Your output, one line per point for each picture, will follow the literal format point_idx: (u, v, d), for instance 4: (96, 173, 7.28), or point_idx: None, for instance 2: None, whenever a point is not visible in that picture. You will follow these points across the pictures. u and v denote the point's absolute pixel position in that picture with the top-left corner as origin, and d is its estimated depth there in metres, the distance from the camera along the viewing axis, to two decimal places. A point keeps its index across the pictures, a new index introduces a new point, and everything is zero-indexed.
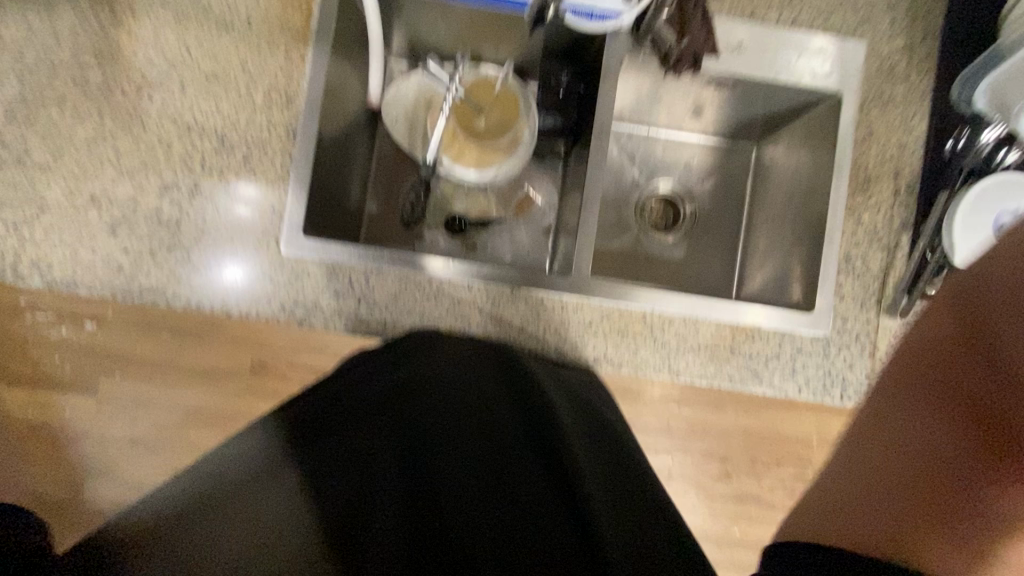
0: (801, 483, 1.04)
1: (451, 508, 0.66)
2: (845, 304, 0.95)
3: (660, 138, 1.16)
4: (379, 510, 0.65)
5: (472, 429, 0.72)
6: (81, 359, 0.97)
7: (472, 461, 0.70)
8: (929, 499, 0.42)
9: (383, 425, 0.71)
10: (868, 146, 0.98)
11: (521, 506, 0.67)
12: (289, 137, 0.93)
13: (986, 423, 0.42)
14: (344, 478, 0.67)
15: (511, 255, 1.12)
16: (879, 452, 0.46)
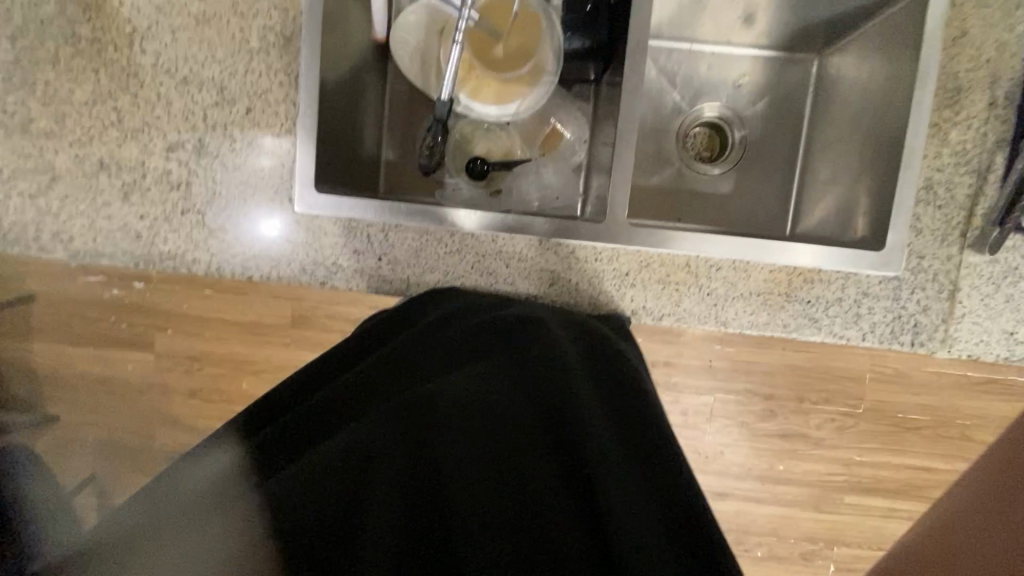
0: (851, 420, 0.96)
1: (454, 499, 0.60)
2: (921, 240, 0.83)
3: (705, 54, 1.01)
4: (376, 509, 0.59)
5: (469, 404, 0.65)
6: (128, 316, 0.99)
7: (485, 457, 0.62)
8: None
9: (373, 416, 0.65)
10: (960, 49, 0.81)
11: (541, 511, 0.60)
12: (291, 83, 0.85)
13: None
14: (334, 476, 0.59)
15: (539, 200, 1.04)
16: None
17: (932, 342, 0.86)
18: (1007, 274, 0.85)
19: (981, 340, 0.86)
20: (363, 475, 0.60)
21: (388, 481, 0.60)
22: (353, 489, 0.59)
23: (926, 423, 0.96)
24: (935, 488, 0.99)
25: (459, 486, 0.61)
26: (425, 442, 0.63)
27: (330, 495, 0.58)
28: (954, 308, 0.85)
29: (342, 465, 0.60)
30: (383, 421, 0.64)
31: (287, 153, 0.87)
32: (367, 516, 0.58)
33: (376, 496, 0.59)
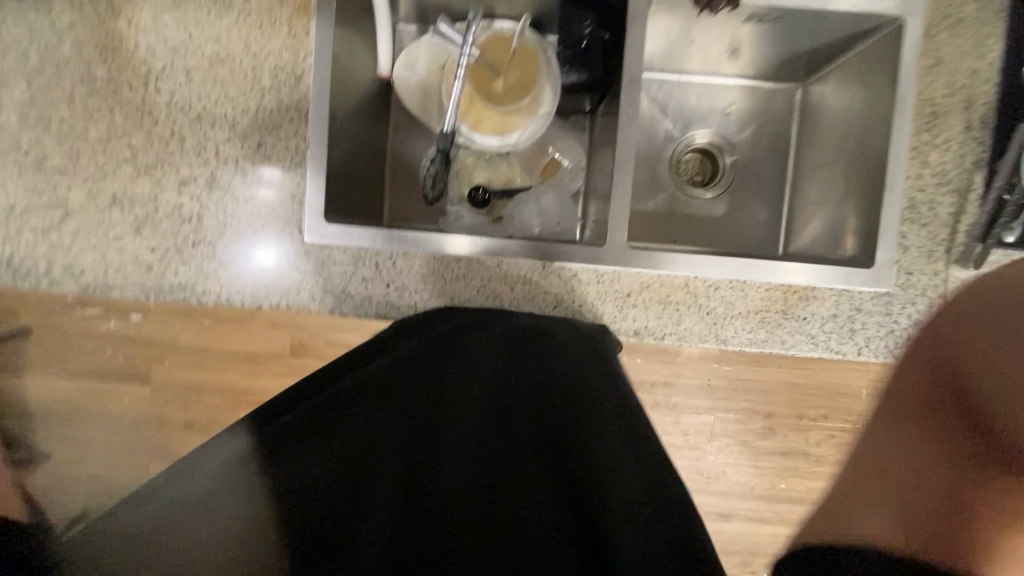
0: (849, 436, 0.96)
1: (447, 510, 0.63)
2: (909, 256, 0.87)
3: (694, 85, 1.07)
4: (373, 517, 0.63)
5: (466, 420, 0.68)
6: (114, 346, 0.95)
7: (475, 474, 0.65)
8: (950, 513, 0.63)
9: (370, 424, 0.67)
10: (934, 77, 0.86)
11: (526, 525, 0.62)
12: (301, 118, 0.88)
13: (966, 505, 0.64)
14: (334, 487, 0.64)
15: (540, 225, 1.07)
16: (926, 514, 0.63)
17: None
18: None
19: None
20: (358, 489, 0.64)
21: (382, 494, 0.64)
22: (350, 502, 0.64)
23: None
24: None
25: (449, 499, 0.64)
26: (420, 456, 0.66)
27: (328, 507, 0.63)
28: None
29: (341, 477, 0.64)
30: (381, 432, 0.67)
31: (297, 184, 0.89)
32: (361, 526, 0.62)
33: (370, 508, 0.63)
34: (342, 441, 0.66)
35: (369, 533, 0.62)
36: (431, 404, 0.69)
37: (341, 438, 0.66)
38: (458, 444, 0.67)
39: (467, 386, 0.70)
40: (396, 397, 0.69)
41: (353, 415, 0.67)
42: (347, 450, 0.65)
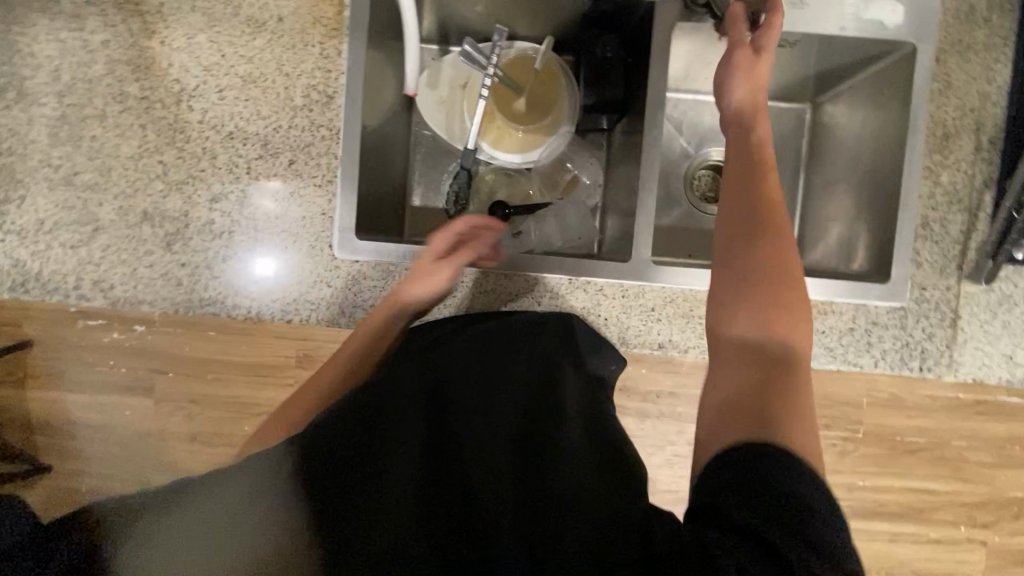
0: (851, 445, 0.97)
1: (473, 476, 0.55)
2: (922, 272, 0.90)
3: (709, 103, 1.09)
4: (394, 484, 0.54)
5: (491, 389, 0.62)
6: (131, 361, 0.95)
7: (508, 440, 0.58)
8: (773, 301, 0.64)
9: (392, 387, 0.60)
10: (945, 100, 0.89)
11: (566, 491, 0.53)
12: (333, 136, 0.90)
13: (770, 362, 0.61)
14: (353, 451, 0.54)
15: (562, 241, 1.08)
16: (755, 374, 0.60)
17: (938, 367, 0.91)
18: (1002, 302, 0.90)
19: (983, 365, 0.91)
20: (384, 441, 0.55)
21: (410, 450, 0.55)
22: (373, 445, 0.55)
23: (922, 445, 0.97)
24: (939, 512, 1.00)
25: (479, 462, 0.55)
26: (449, 398, 0.60)
27: (349, 461, 0.54)
28: (957, 334, 0.90)
29: (365, 431, 0.55)
30: (399, 390, 0.59)
31: (327, 201, 0.91)
32: (383, 488, 0.53)
33: (394, 466, 0.54)
34: (371, 393, 0.59)
35: (393, 495, 0.53)
36: (452, 375, 0.63)
37: (369, 392, 0.59)
38: (485, 404, 0.60)
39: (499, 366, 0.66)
40: (422, 366, 0.64)
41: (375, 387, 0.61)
42: (373, 400, 0.58)
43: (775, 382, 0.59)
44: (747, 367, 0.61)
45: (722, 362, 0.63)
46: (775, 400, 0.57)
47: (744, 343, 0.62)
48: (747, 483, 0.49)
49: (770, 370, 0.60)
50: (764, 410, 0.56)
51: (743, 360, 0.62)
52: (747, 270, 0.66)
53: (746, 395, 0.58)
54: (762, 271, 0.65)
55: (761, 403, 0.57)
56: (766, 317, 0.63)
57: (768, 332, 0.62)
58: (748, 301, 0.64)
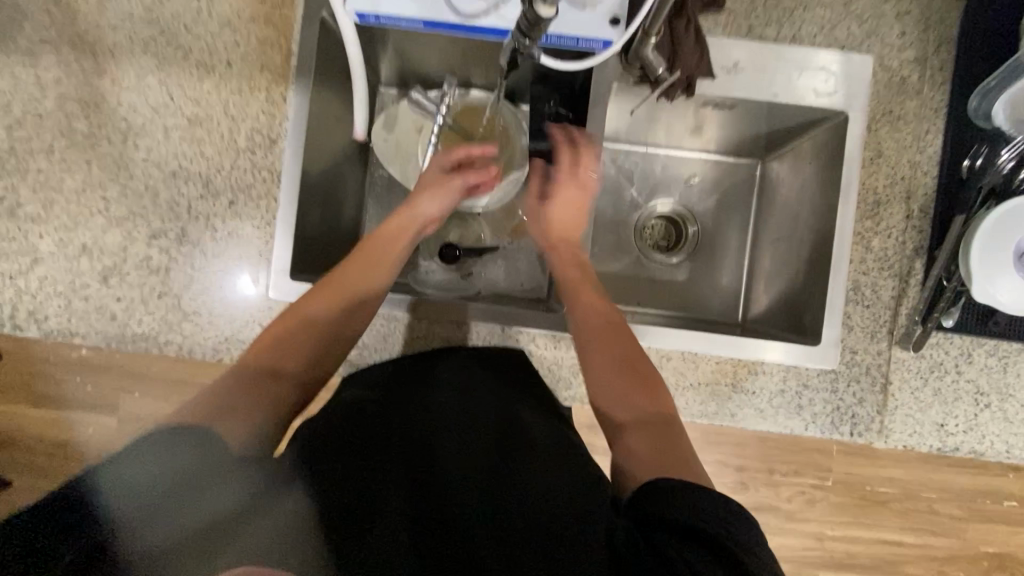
0: (820, 492, 0.97)
1: (457, 502, 0.60)
2: (854, 336, 0.90)
3: (659, 155, 1.11)
4: (385, 510, 0.58)
5: (470, 431, 0.68)
6: (64, 391, 0.95)
7: (479, 479, 0.62)
8: (635, 364, 0.71)
9: (383, 429, 0.67)
10: (877, 168, 0.91)
11: (541, 519, 0.57)
12: (274, 179, 0.92)
13: (653, 413, 0.65)
14: (348, 479, 0.59)
15: (507, 283, 1.08)
16: (646, 430, 0.63)
17: (869, 433, 0.90)
18: (933, 369, 0.90)
19: (915, 432, 0.91)
20: (371, 484, 0.60)
21: (393, 498, 0.59)
22: (367, 477, 0.60)
23: (893, 495, 0.96)
24: (911, 564, 0.99)
25: (455, 503, 0.60)
26: (431, 441, 0.66)
27: (348, 494, 0.58)
28: (888, 400, 0.90)
29: (358, 465, 0.61)
30: (390, 430, 0.67)
31: (265, 242, 0.92)
32: (378, 519, 0.57)
33: (384, 510, 0.58)
34: (352, 433, 0.64)
35: (384, 530, 0.56)
36: (434, 416, 0.70)
37: (349, 430, 0.65)
38: (467, 446, 0.66)
39: (455, 400, 0.73)
40: (390, 411, 0.70)
41: (369, 424, 0.67)
42: (354, 441, 0.63)
43: (662, 427, 0.63)
44: (634, 428, 0.64)
45: (625, 441, 0.63)
46: (670, 441, 0.61)
47: (626, 411, 0.66)
48: (702, 501, 0.49)
49: (654, 422, 0.64)
50: (663, 457, 0.59)
51: (630, 423, 0.65)
52: (618, 364, 0.70)
53: (652, 456, 0.59)
54: (629, 358, 0.71)
55: (655, 449, 0.60)
56: (644, 382, 0.69)
57: (645, 404, 0.66)
58: (630, 375, 0.69)
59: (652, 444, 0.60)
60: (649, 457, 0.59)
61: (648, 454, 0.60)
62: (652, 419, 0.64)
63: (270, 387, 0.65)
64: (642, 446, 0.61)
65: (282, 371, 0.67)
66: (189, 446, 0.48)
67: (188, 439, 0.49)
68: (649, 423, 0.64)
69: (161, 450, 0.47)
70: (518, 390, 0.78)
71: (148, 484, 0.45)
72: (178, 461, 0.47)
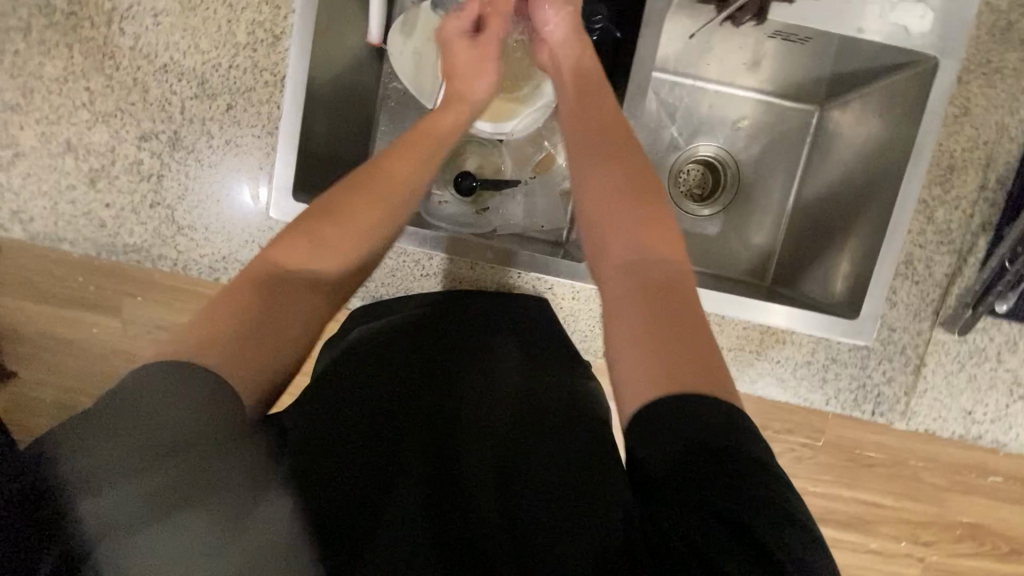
0: (809, 451, 0.94)
1: (473, 470, 0.52)
2: (895, 312, 0.84)
3: (709, 91, 0.99)
4: (396, 486, 0.51)
5: (488, 396, 0.61)
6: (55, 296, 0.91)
7: (492, 441, 0.55)
8: (644, 220, 0.63)
9: (397, 394, 0.59)
10: (958, 128, 0.81)
11: (559, 494, 0.50)
12: (278, 83, 0.82)
13: (662, 282, 0.59)
14: (354, 455, 0.52)
15: (524, 222, 0.97)
16: (652, 300, 0.58)
17: (892, 413, 0.86)
18: (973, 354, 0.85)
19: (939, 416, 0.87)
20: (376, 454, 0.53)
21: (403, 466, 0.52)
22: (376, 449, 0.53)
23: (879, 459, 0.94)
24: (885, 525, 0.97)
25: (468, 470, 0.53)
26: (449, 407, 0.59)
27: (354, 464, 0.51)
28: (917, 381, 0.85)
29: (368, 435, 0.54)
30: (404, 394, 0.60)
31: (266, 154, 0.83)
32: (388, 496, 0.50)
33: (394, 484, 0.51)
34: (357, 403, 0.57)
35: (398, 510, 0.49)
36: (453, 382, 0.63)
37: (353, 400, 0.57)
38: (484, 411, 0.59)
39: (474, 365, 0.66)
40: (406, 373, 0.63)
41: (381, 391, 0.59)
42: (361, 413, 0.56)
43: (671, 294, 0.58)
44: (641, 301, 0.58)
45: (625, 320, 0.57)
46: (678, 311, 0.56)
47: (629, 278, 0.60)
48: (689, 435, 0.47)
49: (661, 287, 0.58)
50: (670, 335, 0.54)
51: (633, 293, 0.59)
52: (622, 224, 0.64)
53: (650, 345, 0.54)
54: (637, 212, 0.64)
55: (659, 326, 0.55)
56: (652, 241, 0.62)
57: (654, 267, 0.60)
58: (637, 237, 0.63)
59: (655, 326, 0.55)
60: (659, 337, 0.54)
61: (654, 334, 0.55)
62: (659, 286, 0.59)
63: (287, 312, 0.56)
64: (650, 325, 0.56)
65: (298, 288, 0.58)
66: (154, 491, 0.40)
67: (144, 478, 0.40)
68: (656, 292, 0.58)
69: (123, 507, 0.39)
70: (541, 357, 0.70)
71: (132, 550, 0.39)
72: (151, 518, 0.40)
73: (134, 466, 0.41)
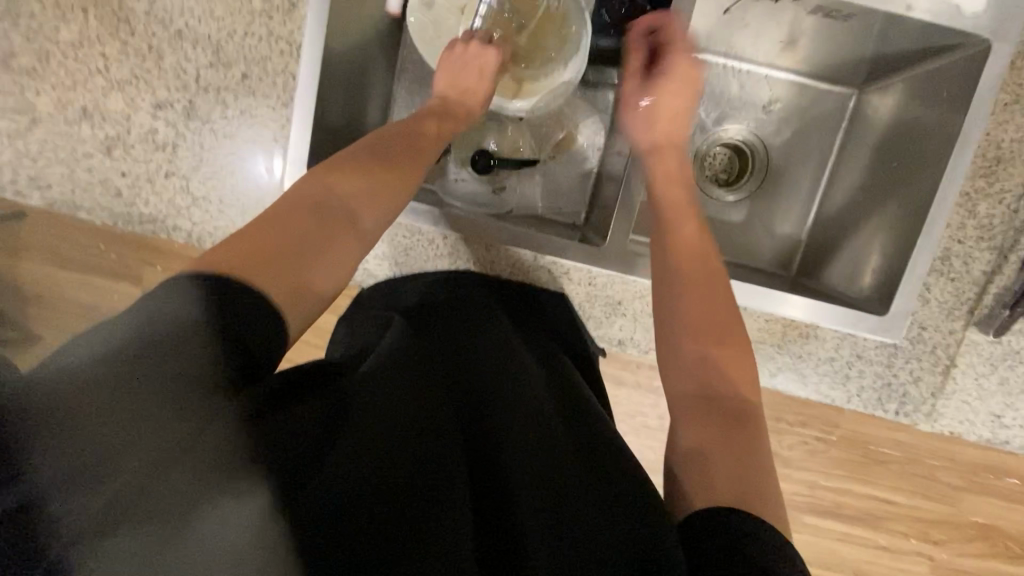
0: (823, 445, 0.92)
1: (517, 473, 0.50)
2: (927, 310, 0.80)
3: (741, 70, 0.94)
4: (444, 486, 0.47)
5: (524, 400, 0.59)
6: (71, 263, 0.91)
7: (536, 451, 0.52)
8: (718, 305, 0.61)
9: (436, 394, 0.56)
10: (1009, 116, 0.76)
11: (607, 517, 0.46)
12: (294, 53, 0.79)
13: (729, 386, 0.56)
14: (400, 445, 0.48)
15: (543, 204, 0.95)
16: (716, 399, 0.55)
17: (915, 413, 0.84)
18: (1006, 357, 0.82)
19: (966, 418, 0.84)
20: (425, 443, 0.50)
21: (453, 463, 0.50)
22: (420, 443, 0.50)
23: (896, 458, 0.92)
24: (897, 522, 0.94)
25: (514, 477, 0.50)
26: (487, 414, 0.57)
27: (399, 458, 0.47)
28: (945, 382, 0.83)
29: (408, 431, 0.50)
30: (443, 394, 0.57)
31: (280, 126, 0.82)
32: (438, 494, 0.47)
33: (443, 477, 0.48)
34: (404, 389, 0.54)
35: (448, 508, 0.46)
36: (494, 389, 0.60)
37: (402, 385, 0.55)
38: (522, 414, 0.57)
39: (506, 370, 0.63)
40: (439, 373, 0.60)
41: (418, 388, 0.56)
42: (399, 406, 0.52)
43: (737, 404, 0.55)
44: (706, 396, 0.56)
45: (684, 411, 0.56)
46: (742, 426, 0.54)
47: (697, 360, 0.58)
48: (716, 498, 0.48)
49: (730, 395, 0.56)
50: (728, 445, 0.52)
51: (697, 378, 0.57)
52: (692, 297, 0.62)
53: (718, 447, 0.51)
54: (705, 289, 0.62)
55: (721, 429, 0.53)
56: (724, 332, 0.60)
57: (720, 362, 0.58)
58: (705, 322, 0.60)
59: (715, 432, 0.53)
60: (718, 439, 0.52)
61: (712, 435, 0.53)
62: (727, 391, 0.56)
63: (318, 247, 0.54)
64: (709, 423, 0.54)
65: (330, 229, 0.55)
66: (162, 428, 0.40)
67: (139, 438, 0.39)
68: (723, 394, 0.56)
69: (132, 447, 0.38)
70: (552, 361, 0.70)
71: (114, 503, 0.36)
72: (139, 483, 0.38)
73: (126, 434, 0.38)
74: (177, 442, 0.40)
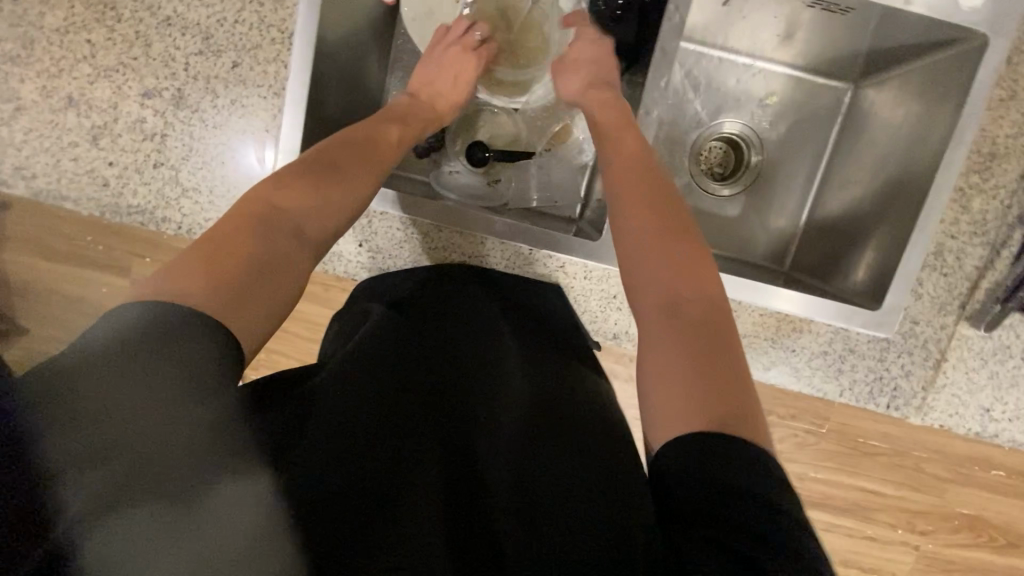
0: (813, 437, 0.93)
1: (491, 457, 0.49)
2: (919, 305, 0.81)
3: (738, 63, 0.94)
4: (412, 466, 0.47)
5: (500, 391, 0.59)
6: (55, 255, 0.89)
7: (510, 431, 0.52)
8: (678, 236, 0.61)
9: (407, 377, 0.56)
10: (1004, 112, 0.77)
11: (582, 498, 0.45)
12: (286, 41, 0.78)
13: (693, 307, 0.56)
14: (367, 425, 0.48)
15: (538, 197, 0.93)
16: (679, 321, 0.55)
17: (907, 408, 0.84)
18: (996, 352, 0.82)
19: (956, 411, 0.85)
20: (391, 424, 0.49)
21: (421, 441, 0.49)
22: (388, 424, 0.49)
23: (885, 450, 0.93)
24: (884, 513, 0.96)
25: (487, 458, 0.49)
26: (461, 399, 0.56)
27: (365, 439, 0.47)
28: (937, 376, 0.83)
29: (376, 413, 0.50)
30: (414, 377, 0.56)
31: (271, 117, 0.80)
32: (405, 473, 0.46)
33: (409, 457, 0.48)
34: (374, 375, 0.54)
35: (415, 491, 0.45)
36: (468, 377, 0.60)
37: (374, 370, 0.55)
38: (498, 402, 0.56)
39: (482, 362, 0.63)
40: (412, 359, 0.59)
41: (390, 374, 0.55)
42: (368, 390, 0.52)
43: (702, 322, 0.54)
44: (668, 321, 0.55)
45: (647, 335, 0.55)
46: (707, 340, 0.53)
47: (658, 288, 0.58)
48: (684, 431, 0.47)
49: (694, 314, 0.55)
50: (692, 360, 0.51)
51: (660, 305, 0.57)
52: (655, 234, 0.61)
53: (681, 366, 0.51)
54: (664, 222, 0.62)
55: (685, 347, 0.52)
56: (685, 257, 0.59)
57: (683, 288, 0.57)
58: (666, 254, 0.60)
59: (679, 349, 0.52)
60: (682, 358, 0.51)
61: (675, 355, 0.52)
62: (691, 313, 0.55)
63: (278, 242, 0.54)
64: (671, 346, 0.53)
65: (285, 237, 0.54)
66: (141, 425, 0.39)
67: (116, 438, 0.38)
68: (687, 317, 0.55)
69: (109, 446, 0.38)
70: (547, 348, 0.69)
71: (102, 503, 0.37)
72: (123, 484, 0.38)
73: (103, 434, 0.38)
74: (155, 441, 0.39)
